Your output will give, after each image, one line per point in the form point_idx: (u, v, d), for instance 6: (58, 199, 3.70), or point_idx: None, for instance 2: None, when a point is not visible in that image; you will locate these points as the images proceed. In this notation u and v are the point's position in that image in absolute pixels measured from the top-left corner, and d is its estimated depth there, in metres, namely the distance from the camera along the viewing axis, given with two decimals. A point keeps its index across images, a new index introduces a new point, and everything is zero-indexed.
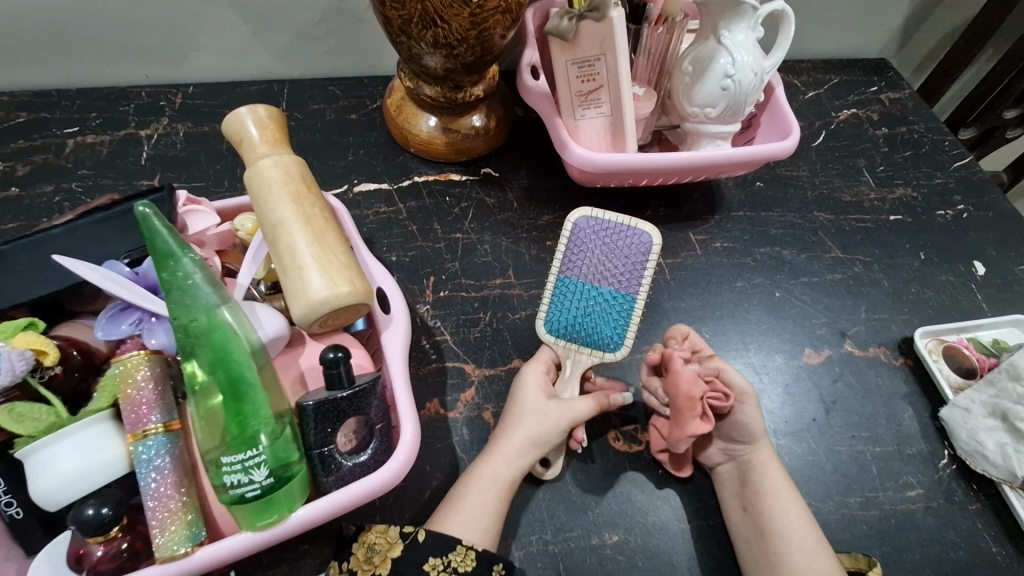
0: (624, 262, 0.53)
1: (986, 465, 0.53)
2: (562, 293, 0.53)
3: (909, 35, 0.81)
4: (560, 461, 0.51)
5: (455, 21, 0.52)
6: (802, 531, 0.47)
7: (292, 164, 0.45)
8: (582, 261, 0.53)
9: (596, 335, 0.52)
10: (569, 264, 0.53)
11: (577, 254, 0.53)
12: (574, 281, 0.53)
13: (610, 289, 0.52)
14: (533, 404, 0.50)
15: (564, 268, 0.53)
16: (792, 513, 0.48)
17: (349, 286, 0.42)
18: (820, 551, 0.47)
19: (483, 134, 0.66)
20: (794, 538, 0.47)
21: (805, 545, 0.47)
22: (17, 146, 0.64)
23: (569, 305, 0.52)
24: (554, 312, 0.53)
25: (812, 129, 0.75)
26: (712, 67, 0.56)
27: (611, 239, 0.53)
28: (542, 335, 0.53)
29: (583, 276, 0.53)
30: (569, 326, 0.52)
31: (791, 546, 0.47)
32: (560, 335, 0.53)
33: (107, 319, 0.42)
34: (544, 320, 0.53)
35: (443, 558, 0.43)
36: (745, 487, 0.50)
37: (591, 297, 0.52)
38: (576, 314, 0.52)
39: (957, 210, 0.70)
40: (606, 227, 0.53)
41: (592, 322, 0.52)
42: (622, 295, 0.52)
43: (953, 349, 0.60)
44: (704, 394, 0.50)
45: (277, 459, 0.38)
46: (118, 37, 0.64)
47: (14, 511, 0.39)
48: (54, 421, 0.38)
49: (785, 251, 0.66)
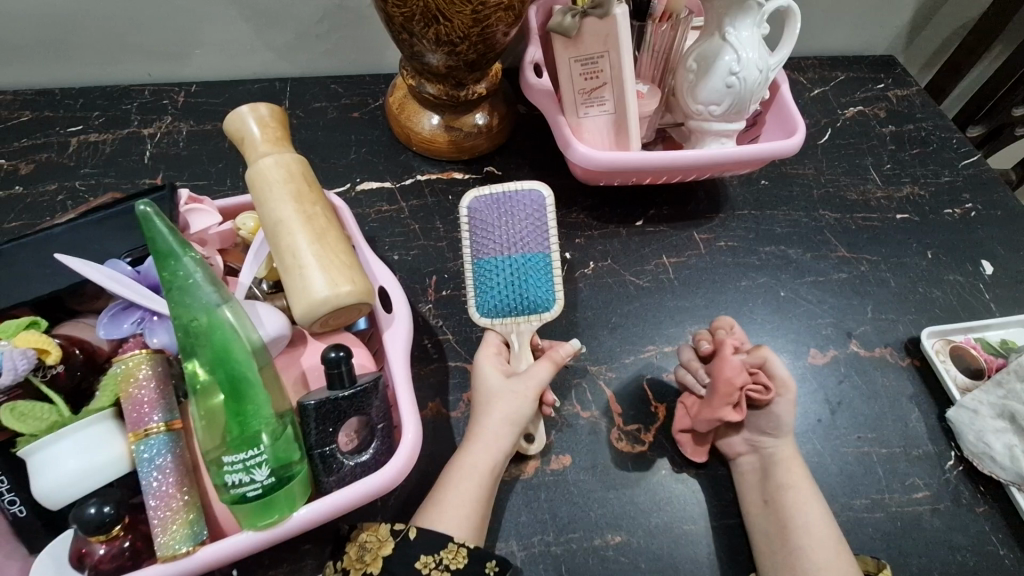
0: (528, 224, 0.53)
1: (994, 467, 0.53)
2: (482, 273, 0.52)
3: (916, 31, 0.80)
4: (542, 433, 0.51)
5: (456, 18, 0.51)
6: (822, 531, 0.47)
7: (293, 163, 0.45)
8: (489, 238, 0.52)
9: (528, 303, 0.52)
10: (478, 244, 0.52)
11: (482, 233, 0.52)
12: (489, 258, 0.52)
13: (526, 254, 0.52)
14: (493, 384, 0.50)
15: (476, 250, 0.52)
16: (811, 511, 0.48)
17: (350, 285, 0.42)
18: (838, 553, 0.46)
19: (485, 133, 0.66)
20: (804, 535, 0.46)
21: (822, 545, 0.46)
22: (21, 144, 0.65)
23: (492, 283, 0.52)
24: (482, 294, 0.52)
25: (817, 127, 0.75)
26: (716, 64, 0.56)
27: (505, 208, 0.53)
28: (478, 320, 0.53)
29: (494, 251, 0.52)
30: (500, 303, 0.52)
31: (810, 545, 0.46)
32: (495, 314, 0.52)
33: (108, 318, 0.42)
34: (475, 305, 0.52)
35: (435, 557, 0.42)
36: (767, 481, 0.50)
37: (510, 267, 0.52)
38: (502, 289, 0.52)
39: (965, 209, 0.69)
40: (497, 200, 0.53)
41: (519, 292, 0.52)
42: (536, 257, 0.53)
43: (960, 349, 0.59)
44: (744, 384, 0.50)
45: (278, 459, 0.38)
46: (120, 36, 0.64)
47: (16, 509, 0.39)
48: (56, 421, 0.38)
49: (791, 251, 0.66)
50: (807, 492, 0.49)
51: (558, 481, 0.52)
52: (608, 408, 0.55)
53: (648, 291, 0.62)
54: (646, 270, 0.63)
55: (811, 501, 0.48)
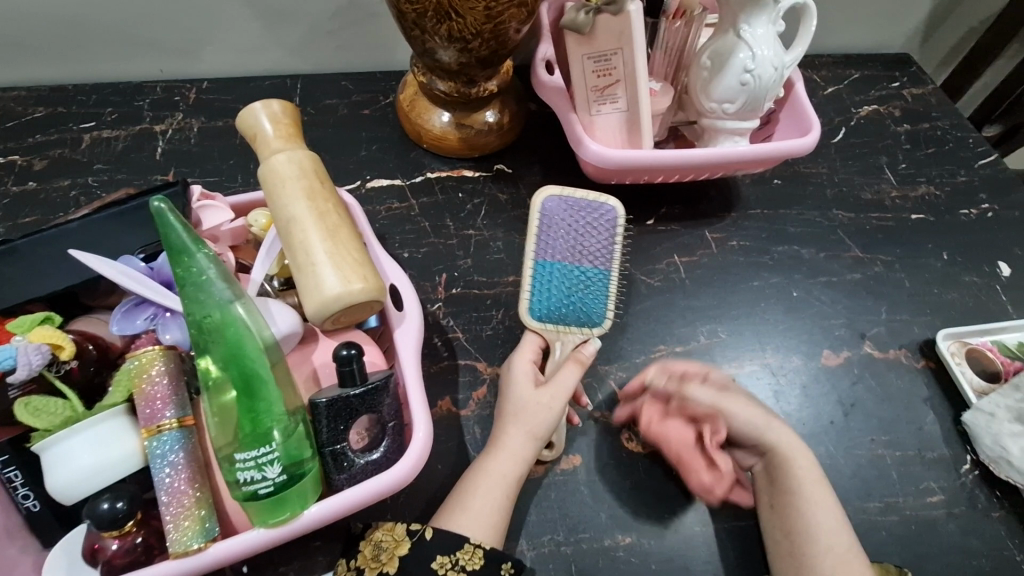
0: (597, 236, 0.55)
1: (1009, 471, 0.52)
2: (542, 276, 0.54)
3: (933, 29, 0.79)
4: (561, 439, 0.51)
5: (470, 14, 0.51)
6: (840, 529, 0.47)
7: (306, 159, 0.45)
8: (555, 243, 0.54)
9: (582, 312, 0.53)
10: (543, 247, 0.54)
11: (549, 237, 0.54)
12: (552, 262, 0.54)
13: (586, 267, 0.54)
14: (518, 390, 0.50)
15: (539, 252, 0.54)
16: (828, 513, 0.47)
17: (363, 283, 0.42)
18: (857, 554, 0.46)
19: (496, 130, 0.66)
20: (820, 533, 0.46)
21: (843, 543, 0.46)
22: (35, 140, 0.65)
23: (550, 288, 0.54)
24: (538, 296, 0.53)
25: (831, 126, 0.74)
26: (731, 62, 0.55)
27: (581, 215, 0.55)
28: (529, 322, 0.54)
29: (559, 258, 0.54)
30: (556, 308, 0.53)
31: (830, 545, 0.46)
32: (548, 318, 0.53)
33: (121, 314, 0.42)
34: (529, 306, 0.53)
35: (451, 557, 0.42)
36: (774, 485, 0.49)
37: (570, 275, 0.54)
38: (559, 295, 0.53)
39: (982, 209, 0.69)
40: (575, 203, 0.55)
41: (575, 300, 0.53)
42: (598, 272, 0.55)
43: (977, 352, 0.59)
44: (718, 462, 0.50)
45: (290, 456, 0.38)
46: (133, 33, 0.64)
47: (30, 504, 0.40)
48: (70, 416, 0.38)
49: (804, 250, 0.65)
50: (818, 485, 0.49)
51: (568, 480, 0.52)
52: (619, 407, 0.55)
53: (659, 290, 0.62)
54: (657, 270, 0.63)
55: (823, 494, 0.48)
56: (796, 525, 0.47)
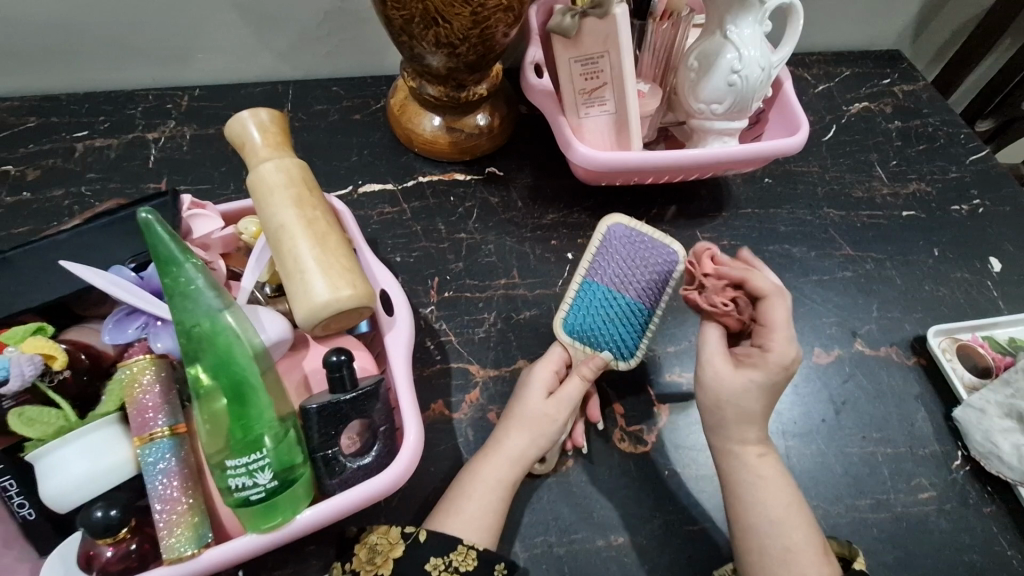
0: (649, 274, 0.54)
1: (1001, 467, 0.52)
2: (585, 295, 0.54)
3: (923, 25, 0.79)
4: (554, 456, 0.51)
5: (456, 20, 0.52)
6: (794, 528, 0.44)
7: (294, 167, 0.45)
8: (610, 267, 0.54)
9: (612, 342, 0.54)
10: (594, 268, 0.54)
11: (605, 261, 0.54)
12: (598, 284, 0.54)
13: (631, 300, 0.54)
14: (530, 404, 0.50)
15: (590, 272, 0.54)
16: (778, 506, 0.45)
17: (351, 289, 0.42)
18: (805, 551, 0.43)
19: (486, 133, 0.66)
20: (766, 538, 0.44)
21: (790, 541, 0.43)
22: (27, 150, 0.65)
23: (589, 309, 0.54)
24: (575, 313, 0.54)
25: (822, 123, 0.74)
26: (718, 63, 0.55)
27: (640, 250, 0.54)
28: (560, 335, 0.54)
29: (606, 282, 0.54)
30: (587, 329, 0.54)
31: (773, 546, 0.43)
32: (578, 336, 0.54)
33: (113, 323, 0.42)
34: (564, 320, 0.54)
35: (445, 558, 0.43)
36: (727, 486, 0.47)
37: (610, 303, 0.54)
38: (594, 318, 0.54)
39: (973, 205, 0.69)
40: (639, 238, 0.55)
41: (609, 329, 0.53)
42: (638, 308, 0.54)
43: (968, 348, 0.59)
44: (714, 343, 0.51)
45: (281, 462, 0.39)
46: (124, 41, 0.64)
47: (26, 512, 0.40)
48: (62, 425, 0.38)
49: (794, 249, 0.65)
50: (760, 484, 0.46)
51: (561, 482, 0.52)
52: (611, 407, 0.56)
53: None
54: None
55: (776, 494, 0.45)
56: (740, 526, 0.45)
